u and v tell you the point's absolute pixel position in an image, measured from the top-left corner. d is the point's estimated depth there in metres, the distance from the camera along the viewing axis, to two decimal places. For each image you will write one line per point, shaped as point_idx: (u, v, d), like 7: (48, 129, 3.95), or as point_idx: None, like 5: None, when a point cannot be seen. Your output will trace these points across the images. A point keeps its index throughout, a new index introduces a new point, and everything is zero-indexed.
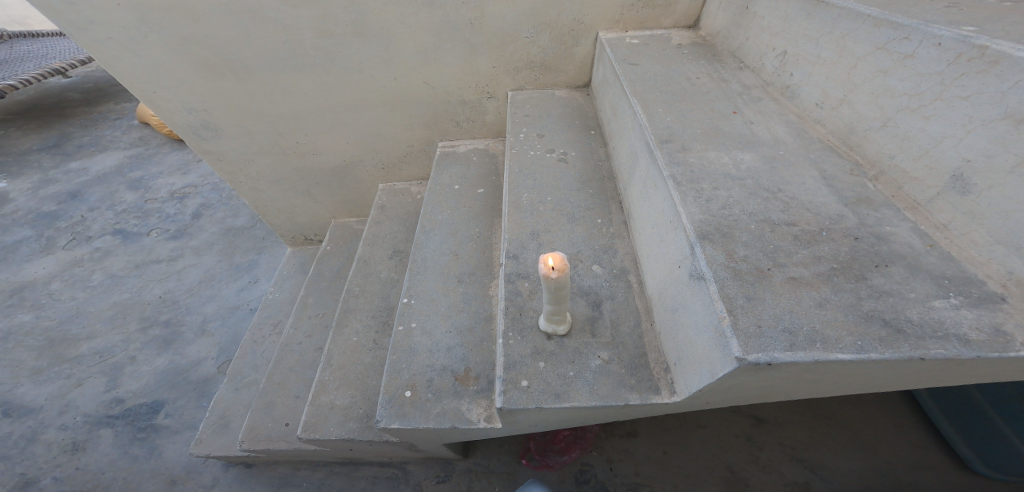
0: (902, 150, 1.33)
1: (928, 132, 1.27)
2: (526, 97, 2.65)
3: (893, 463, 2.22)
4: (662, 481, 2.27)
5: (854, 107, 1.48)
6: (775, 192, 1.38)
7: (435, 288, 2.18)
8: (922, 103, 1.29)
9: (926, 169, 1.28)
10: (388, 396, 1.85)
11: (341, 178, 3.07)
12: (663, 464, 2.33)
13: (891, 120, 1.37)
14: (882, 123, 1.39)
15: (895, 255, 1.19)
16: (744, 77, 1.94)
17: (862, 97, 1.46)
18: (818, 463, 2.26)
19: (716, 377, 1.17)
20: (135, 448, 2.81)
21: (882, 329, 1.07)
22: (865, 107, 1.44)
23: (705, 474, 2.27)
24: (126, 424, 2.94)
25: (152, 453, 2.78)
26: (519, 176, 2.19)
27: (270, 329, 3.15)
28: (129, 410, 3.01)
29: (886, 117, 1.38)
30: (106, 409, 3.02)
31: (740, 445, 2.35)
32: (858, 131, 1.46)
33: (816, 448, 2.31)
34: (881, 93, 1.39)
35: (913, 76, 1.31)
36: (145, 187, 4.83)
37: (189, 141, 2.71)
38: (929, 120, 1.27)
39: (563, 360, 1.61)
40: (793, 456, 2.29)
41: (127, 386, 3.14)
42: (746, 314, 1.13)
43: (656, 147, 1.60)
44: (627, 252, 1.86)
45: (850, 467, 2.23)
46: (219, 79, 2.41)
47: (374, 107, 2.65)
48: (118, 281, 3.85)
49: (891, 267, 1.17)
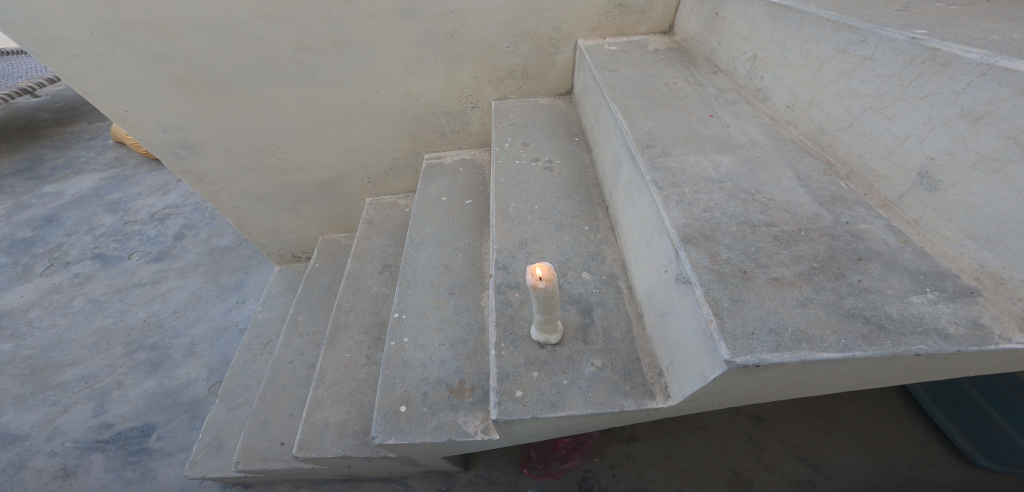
0: (871, 149, 1.37)
1: (893, 132, 1.31)
2: (509, 106, 2.67)
3: (895, 458, 2.25)
4: (666, 484, 2.28)
5: (822, 109, 1.52)
6: (753, 194, 1.41)
7: (426, 302, 2.18)
8: (884, 104, 1.33)
9: (894, 167, 1.31)
10: (383, 412, 1.84)
11: (327, 194, 3.06)
12: (666, 468, 2.33)
13: (858, 121, 1.40)
14: (850, 124, 1.43)
15: (871, 252, 1.21)
16: (719, 81, 1.98)
17: (829, 99, 1.49)
18: (820, 461, 2.28)
19: (707, 380, 1.19)
20: (129, 471, 2.76)
21: (864, 327, 1.07)
22: (833, 108, 1.48)
23: (708, 476, 2.28)
24: (118, 448, 2.88)
25: (146, 477, 2.73)
26: (504, 186, 2.20)
27: (260, 348, 3.11)
28: (120, 434, 2.95)
29: (853, 118, 1.42)
30: (95, 434, 2.96)
31: (739, 444, 2.37)
32: (829, 132, 1.50)
33: (817, 445, 2.34)
34: (847, 95, 1.43)
35: (874, 77, 1.35)
36: (125, 209, 4.76)
37: (167, 161, 2.67)
38: (892, 119, 1.31)
39: (556, 369, 1.62)
40: (795, 455, 2.32)
41: (116, 410, 3.08)
42: (732, 316, 1.13)
43: (637, 153, 1.62)
44: (615, 257, 1.88)
45: (852, 463, 2.26)
46: (196, 96, 2.39)
47: (357, 121, 2.65)
48: (101, 305, 3.78)
49: (869, 264, 1.19)
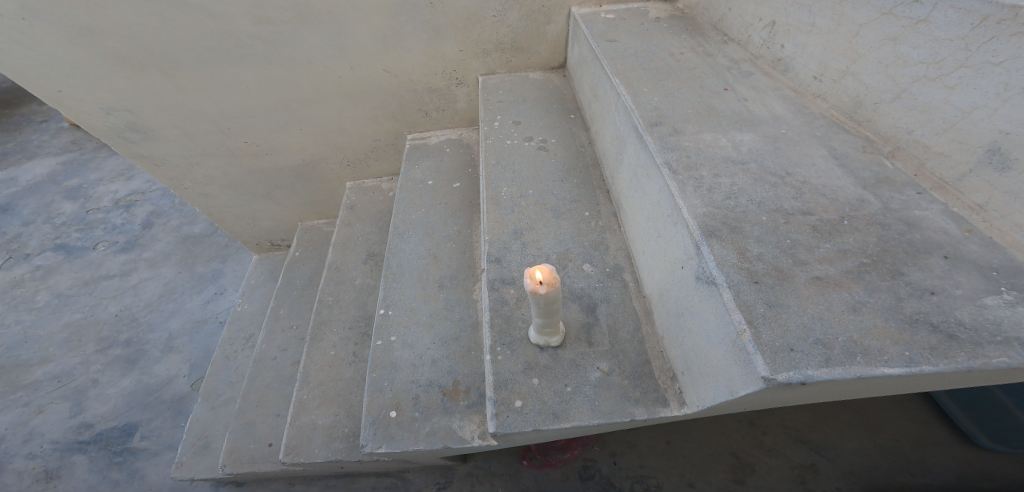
0: (922, 123, 1.19)
1: (953, 103, 1.13)
2: (497, 82, 2.44)
3: (899, 440, 2.15)
4: (669, 472, 2.15)
5: (860, 79, 1.33)
6: (783, 176, 1.22)
7: (414, 297, 1.99)
8: (942, 71, 1.14)
9: (953, 143, 1.14)
10: (372, 418, 1.68)
11: (303, 178, 2.82)
12: (668, 455, 2.20)
13: (906, 92, 1.22)
14: (896, 95, 1.24)
15: (931, 244, 1.03)
16: (731, 51, 1.77)
17: (869, 68, 1.31)
18: (823, 444, 2.17)
19: (737, 395, 1.02)
20: (114, 472, 2.60)
21: (932, 336, 0.90)
22: (874, 78, 1.30)
23: (711, 462, 2.16)
24: (100, 449, 2.71)
25: (133, 477, 2.57)
26: (494, 169, 1.99)
27: (242, 343, 2.92)
28: (100, 434, 2.77)
29: (900, 88, 1.23)
30: (74, 435, 2.79)
31: (742, 429, 2.24)
32: (868, 105, 1.32)
33: (820, 428, 2.22)
34: (892, 63, 1.25)
35: (929, 42, 1.16)
36: (86, 196, 4.47)
37: (116, 145, 2.42)
38: (952, 89, 1.13)
39: (559, 375, 1.44)
40: (798, 438, 2.20)
41: (94, 410, 2.90)
42: (770, 325, 0.96)
43: (645, 132, 1.43)
44: (619, 246, 1.69)
45: (855, 446, 2.15)
46: (141, 74, 2.14)
47: (331, 100, 2.41)
48: (68, 299, 3.55)
49: (930, 258, 1.01)
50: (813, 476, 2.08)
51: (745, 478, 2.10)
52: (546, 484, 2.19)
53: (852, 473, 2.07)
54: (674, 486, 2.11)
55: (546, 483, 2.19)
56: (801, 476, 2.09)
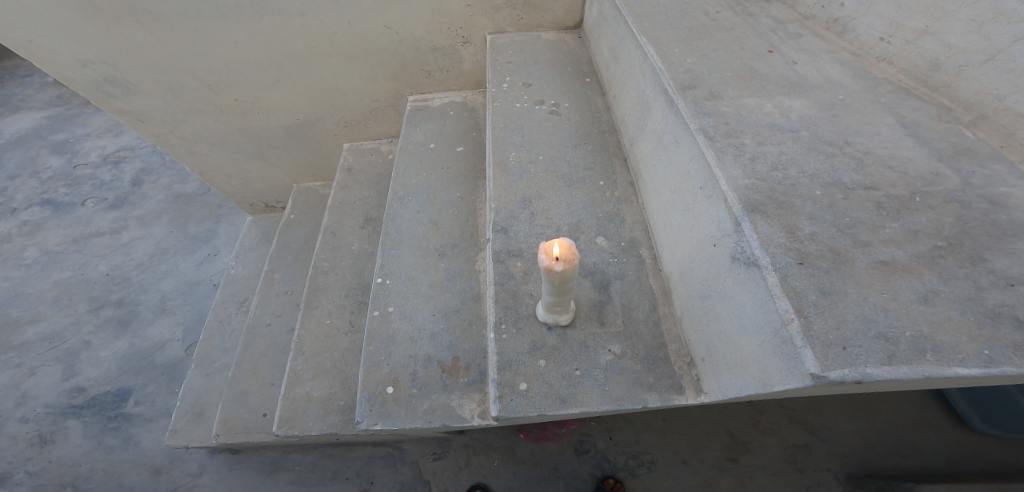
0: (1018, 89, 1.09)
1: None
2: (507, 41, 2.25)
3: (893, 422, 2.06)
4: (664, 449, 2.06)
5: (940, 39, 1.23)
6: (841, 146, 1.12)
7: (414, 265, 1.86)
8: None
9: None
10: (367, 393, 1.58)
11: (297, 139, 2.65)
12: (664, 431, 2.11)
13: (1001, 53, 1.12)
14: (988, 57, 1.14)
15: (1019, 226, 0.93)
16: (775, 10, 1.63)
17: (954, 27, 1.20)
18: (818, 424, 2.08)
19: (771, 390, 0.91)
20: (109, 438, 2.53)
21: (1018, 333, 0.80)
22: (960, 38, 1.19)
23: (706, 440, 2.07)
24: (94, 413, 2.64)
25: (128, 443, 2.50)
26: (502, 132, 1.83)
27: (236, 307, 2.82)
28: (94, 399, 2.70)
29: (994, 49, 1.13)
30: (68, 399, 2.72)
31: (739, 407, 2.15)
32: (949, 69, 1.21)
33: (818, 409, 2.13)
34: (987, 20, 1.13)
35: None
36: (73, 150, 4.31)
37: (95, 100, 2.25)
38: None
39: (567, 357, 1.32)
40: (793, 418, 2.11)
41: (87, 373, 2.83)
42: (822, 316, 0.86)
43: (676, 95, 1.31)
44: (636, 219, 1.55)
45: (850, 427, 2.06)
46: (116, 25, 1.96)
47: (326, 58, 2.23)
48: (57, 257, 3.44)
49: (1017, 242, 0.91)
50: (806, 457, 2.00)
51: (739, 457, 2.01)
52: (542, 458, 2.10)
53: (845, 455, 1.99)
54: (669, 462, 2.03)
55: (542, 456, 2.10)
56: (793, 456, 2.01)
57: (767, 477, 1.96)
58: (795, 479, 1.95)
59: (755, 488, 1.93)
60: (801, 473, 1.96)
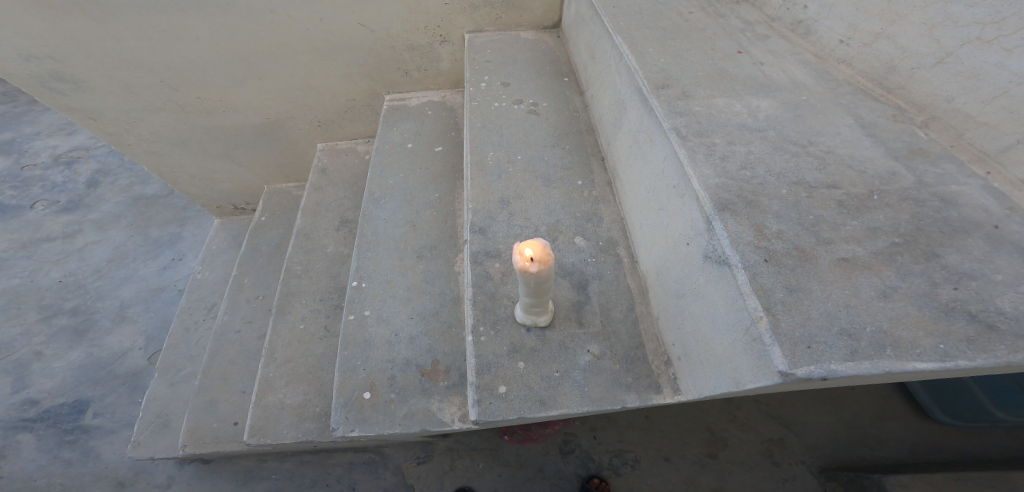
0: (968, 90, 1.15)
1: (1007, 68, 1.07)
2: (485, 40, 2.25)
3: (859, 415, 2.13)
4: (646, 447, 2.09)
5: (896, 42, 1.28)
6: (805, 146, 1.15)
7: (391, 268, 1.84)
8: (1000, 33, 1.08)
9: (1002, 113, 1.09)
10: (343, 399, 1.55)
11: (267, 138, 2.59)
12: (646, 429, 2.14)
13: (952, 56, 1.17)
14: (939, 60, 1.20)
15: (970, 222, 0.97)
16: (743, 12, 1.67)
17: (908, 30, 1.26)
18: (791, 419, 2.14)
19: (743, 388, 0.93)
20: (65, 451, 2.43)
21: (969, 327, 0.84)
22: (914, 41, 1.24)
23: (686, 437, 2.10)
24: (49, 427, 2.53)
25: (87, 457, 2.41)
26: (480, 132, 1.83)
27: (203, 313, 2.74)
28: (48, 412, 2.59)
29: (945, 51, 1.18)
30: (18, 412, 2.60)
31: (717, 404, 2.19)
32: (903, 71, 1.27)
33: (790, 403, 2.19)
34: (939, 23, 1.19)
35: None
36: (21, 151, 4.13)
37: (42, 96, 2.14)
38: (1010, 53, 1.07)
39: (546, 358, 1.32)
40: (768, 413, 2.16)
41: (40, 385, 2.71)
42: (789, 313, 0.88)
43: (650, 95, 1.33)
44: (614, 218, 1.57)
45: (820, 421, 2.13)
46: (66, 17, 1.88)
47: (294, 55, 2.19)
48: (4, 264, 3.28)
49: (968, 238, 0.95)
50: (780, 451, 2.05)
51: (718, 453, 2.05)
52: (526, 459, 2.10)
53: (816, 448, 2.05)
54: (651, 460, 2.05)
55: (526, 458, 2.10)
56: (769, 450, 2.06)
57: (744, 471, 2.00)
58: (771, 473, 2.00)
59: (733, 483, 1.97)
60: (777, 466, 2.01)
